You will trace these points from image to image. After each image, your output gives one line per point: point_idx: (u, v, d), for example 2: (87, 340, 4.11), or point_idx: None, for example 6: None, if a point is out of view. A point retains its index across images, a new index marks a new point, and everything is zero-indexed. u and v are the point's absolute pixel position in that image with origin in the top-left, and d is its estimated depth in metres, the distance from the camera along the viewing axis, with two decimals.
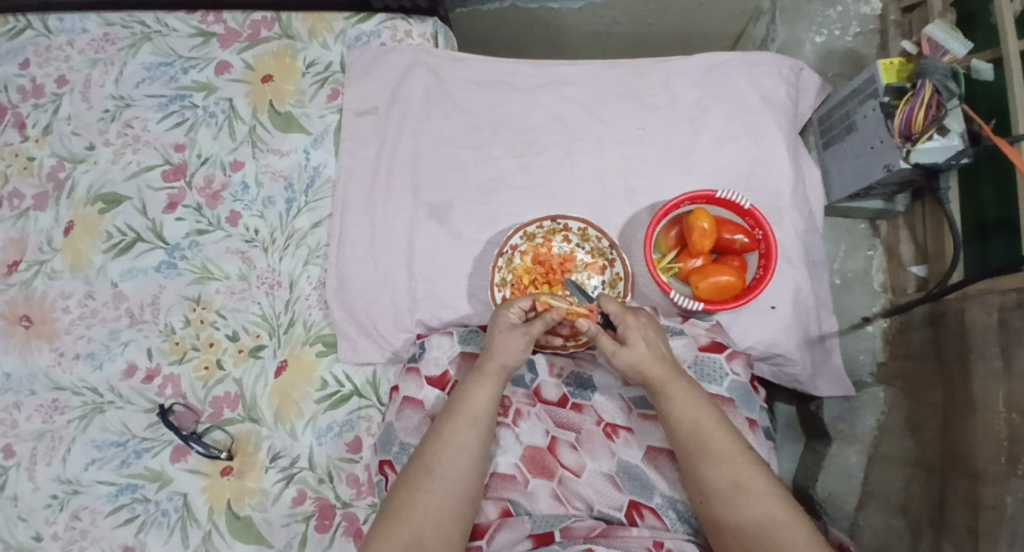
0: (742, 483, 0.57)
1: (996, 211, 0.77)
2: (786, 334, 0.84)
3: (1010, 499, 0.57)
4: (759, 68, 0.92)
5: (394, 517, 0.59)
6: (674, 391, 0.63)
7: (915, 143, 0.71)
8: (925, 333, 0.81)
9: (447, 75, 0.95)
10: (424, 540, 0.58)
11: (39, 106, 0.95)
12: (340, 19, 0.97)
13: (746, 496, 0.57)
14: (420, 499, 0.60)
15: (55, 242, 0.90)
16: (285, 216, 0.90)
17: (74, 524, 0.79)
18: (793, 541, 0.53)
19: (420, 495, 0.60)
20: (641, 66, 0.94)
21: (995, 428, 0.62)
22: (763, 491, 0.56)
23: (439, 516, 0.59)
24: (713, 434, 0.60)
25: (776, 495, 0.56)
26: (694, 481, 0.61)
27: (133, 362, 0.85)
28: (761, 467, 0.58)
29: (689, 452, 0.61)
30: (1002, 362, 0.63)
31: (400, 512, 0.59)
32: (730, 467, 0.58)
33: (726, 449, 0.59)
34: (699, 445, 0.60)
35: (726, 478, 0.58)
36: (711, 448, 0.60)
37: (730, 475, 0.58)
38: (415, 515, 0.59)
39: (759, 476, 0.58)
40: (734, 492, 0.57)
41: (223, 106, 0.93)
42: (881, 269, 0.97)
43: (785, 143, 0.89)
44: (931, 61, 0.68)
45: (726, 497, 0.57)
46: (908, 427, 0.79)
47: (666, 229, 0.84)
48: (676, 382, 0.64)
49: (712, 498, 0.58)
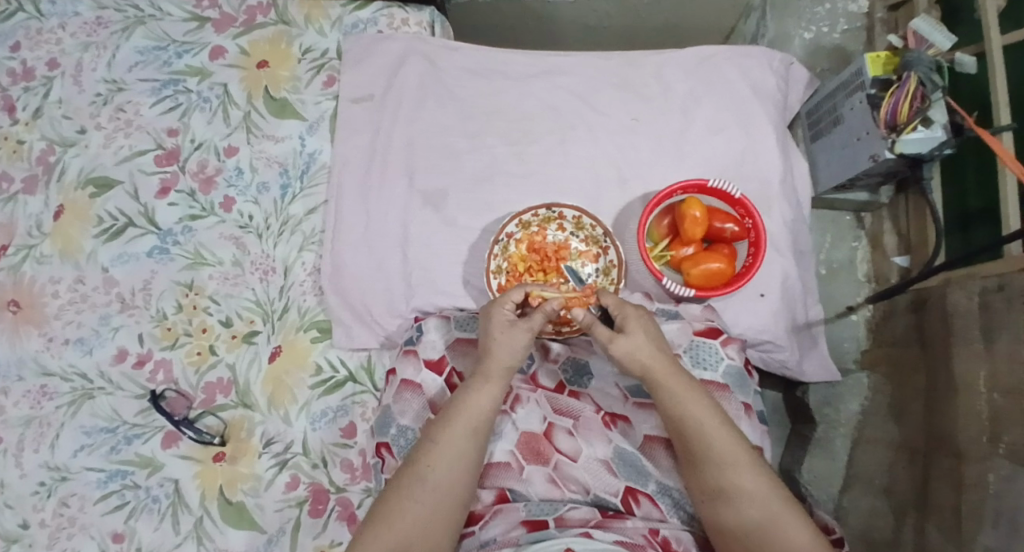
0: (743, 483, 0.59)
1: (979, 200, 0.79)
2: (775, 321, 0.86)
3: (992, 477, 0.59)
4: (750, 61, 0.93)
5: (383, 523, 0.59)
6: (679, 390, 0.63)
7: (900, 134, 0.74)
8: (908, 320, 0.84)
9: (443, 63, 0.95)
10: (418, 543, 0.59)
11: (29, 89, 0.94)
12: (336, 6, 0.97)
13: (746, 496, 0.58)
14: (410, 508, 0.60)
15: (45, 226, 0.89)
16: (280, 202, 0.90)
17: (62, 511, 0.78)
18: (792, 541, 0.56)
19: (410, 503, 0.60)
20: (634, 57, 0.96)
21: (978, 409, 0.64)
22: (763, 491, 0.58)
23: (429, 523, 0.60)
24: (715, 433, 0.61)
25: (775, 495, 0.58)
26: (697, 477, 0.62)
27: (123, 348, 0.84)
28: (761, 466, 0.60)
29: (692, 451, 0.62)
30: (984, 345, 0.65)
31: (390, 519, 0.59)
32: (732, 467, 0.59)
33: (727, 449, 0.60)
34: (702, 445, 0.61)
35: (728, 477, 0.59)
36: (713, 448, 0.60)
37: (731, 475, 0.59)
38: (408, 522, 0.59)
39: (759, 475, 0.59)
40: (734, 491, 0.59)
41: (217, 91, 0.93)
42: (865, 259, 1.00)
43: (774, 135, 0.91)
44: (916, 54, 0.71)
45: (728, 496, 0.59)
46: (892, 412, 0.82)
47: (658, 217, 0.85)
48: (681, 382, 0.64)
49: (716, 496, 0.60)
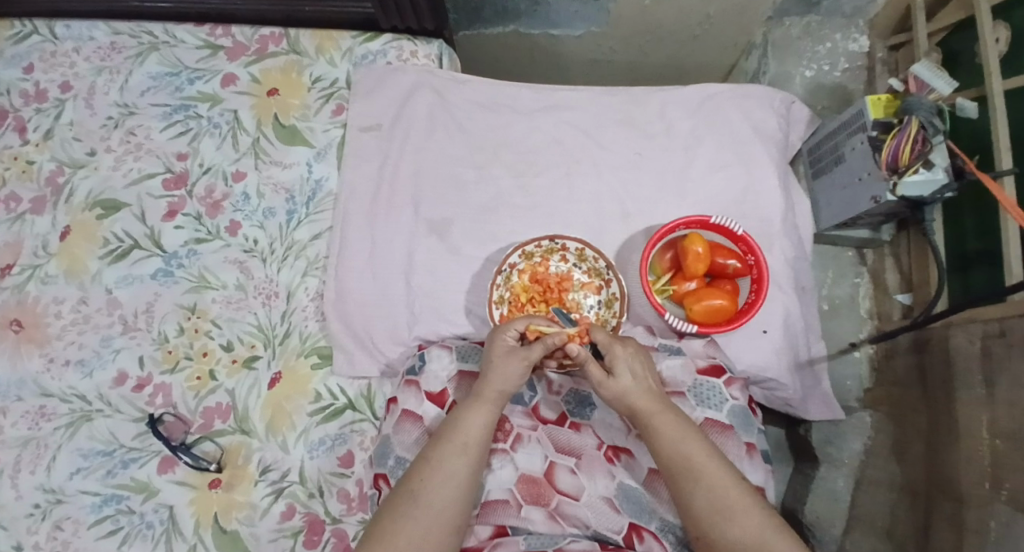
0: (736, 518, 0.58)
1: (978, 243, 0.80)
2: (777, 358, 0.86)
3: (993, 523, 0.59)
4: (752, 100, 0.95)
5: (377, 542, 0.59)
6: (662, 423, 0.65)
7: (901, 176, 0.75)
8: (909, 360, 0.84)
9: (450, 95, 0.97)
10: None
11: (42, 110, 0.95)
12: (347, 38, 0.98)
13: (742, 530, 0.57)
14: (404, 527, 0.59)
15: (51, 246, 0.89)
16: (286, 228, 0.91)
17: (55, 535, 0.78)
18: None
19: (403, 523, 0.60)
20: (639, 94, 0.97)
21: (980, 454, 0.64)
22: (759, 524, 0.57)
23: (422, 545, 0.59)
24: (706, 467, 0.61)
25: (771, 528, 0.57)
26: (689, 512, 0.61)
27: (124, 370, 0.84)
28: (756, 499, 0.59)
29: (680, 482, 0.62)
30: (986, 390, 0.65)
31: (382, 539, 0.59)
32: (724, 500, 0.59)
33: (718, 482, 0.60)
34: (690, 476, 0.61)
35: (722, 511, 0.59)
36: (702, 482, 0.60)
37: (723, 507, 0.59)
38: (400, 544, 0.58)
39: (754, 508, 0.58)
40: (727, 525, 0.58)
41: (227, 117, 0.94)
42: (867, 296, 1.00)
43: (776, 172, 0.92)
44: (916, 98, 0.72)
45: (721, 526, 0.58)
46: (894, 452, 0.81)
47: (661, 252, 0.86)
48: (664, 415, 0.65)
49: (709, 530, 0.59)
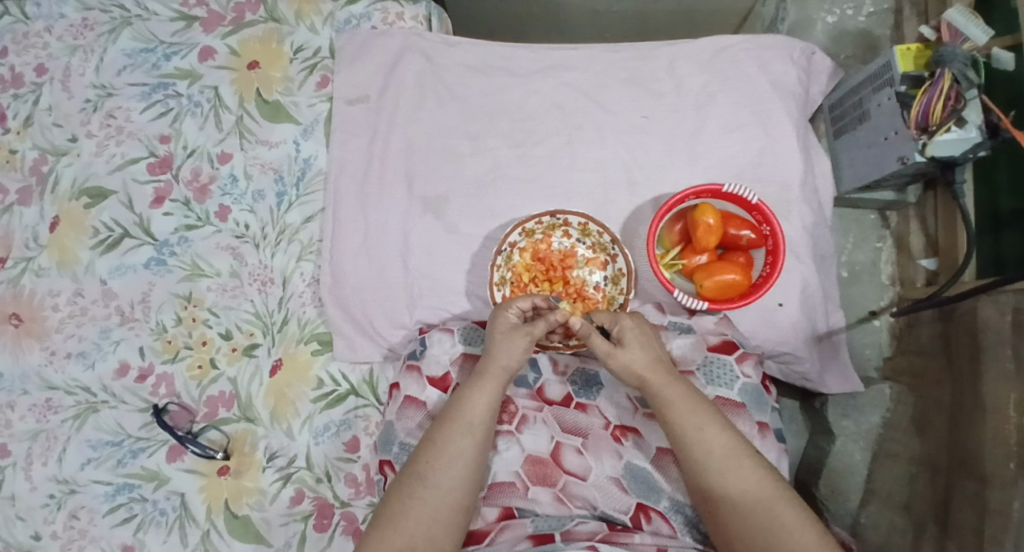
0: (745, 488, 0.56)
1: (1012, 202, 0.74)
2: (794, 331, 0.83)
3: (1017, 504, 0.56)
4: (770, 52, 0.87)
5: (387, 524, 0.58)
6: (671, 396, 0.62)
7: (932, 136, 0.69)
8: (934, 329, 0.80)
9: (442, 60, 0.91)
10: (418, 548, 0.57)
11: (20, 96, 0.91)
12: (328, 1, 0.93)
13: (749, 499, 0.55)
14: (413, 508, 0.58)
15: (41, 238, 0.87)
16: (276, 210, 0.87)
17: (72, 524, 0.78)
18: (800, 542, 0.51)
19: (412, 503, 0.58)
20: (645, 50, 0.90)
21: (1005, 433, 0.60)
22: (771, 496, 0.55)
23: (433, 526, 0.58)
24: (715, 438, 0.58)
25: (784, 499, 0.55)
26: (699, 485, 0.59)
27: (125, 361, 0.83)
28: (764, 470, 0.57)
29: (690, 456, 0.59)
30: (1015, 364, 0.61)
31: (392, 520, 0.58)
32: (735, 474, 0.57)
33: (727, 454, 0.58)
34: (699, 451, 0.58)
35: (731, 485, 0.56)
36: (712, 454, 0.58)
37: (732, 477, 0.57)
38: (410, 525, 0.57)
39: (764, 479, 0.56)
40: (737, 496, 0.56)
41: (208, 94, 0.90)
42: (889, 261, 0.95)
43: (795, 132, 0.86)
44: (950, 47, 0.64)
45: (732, 499, 0.56)
46: (914, 424, 0.78)
47: (670, 223, 0.80)
48: (672, 387, 0.62)
49: (720, 503, 0.57)
